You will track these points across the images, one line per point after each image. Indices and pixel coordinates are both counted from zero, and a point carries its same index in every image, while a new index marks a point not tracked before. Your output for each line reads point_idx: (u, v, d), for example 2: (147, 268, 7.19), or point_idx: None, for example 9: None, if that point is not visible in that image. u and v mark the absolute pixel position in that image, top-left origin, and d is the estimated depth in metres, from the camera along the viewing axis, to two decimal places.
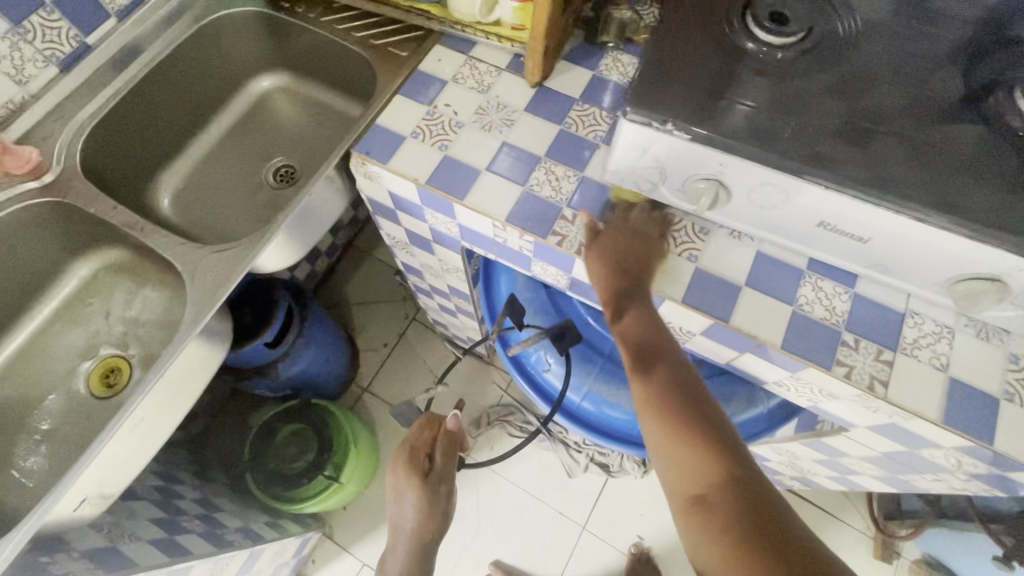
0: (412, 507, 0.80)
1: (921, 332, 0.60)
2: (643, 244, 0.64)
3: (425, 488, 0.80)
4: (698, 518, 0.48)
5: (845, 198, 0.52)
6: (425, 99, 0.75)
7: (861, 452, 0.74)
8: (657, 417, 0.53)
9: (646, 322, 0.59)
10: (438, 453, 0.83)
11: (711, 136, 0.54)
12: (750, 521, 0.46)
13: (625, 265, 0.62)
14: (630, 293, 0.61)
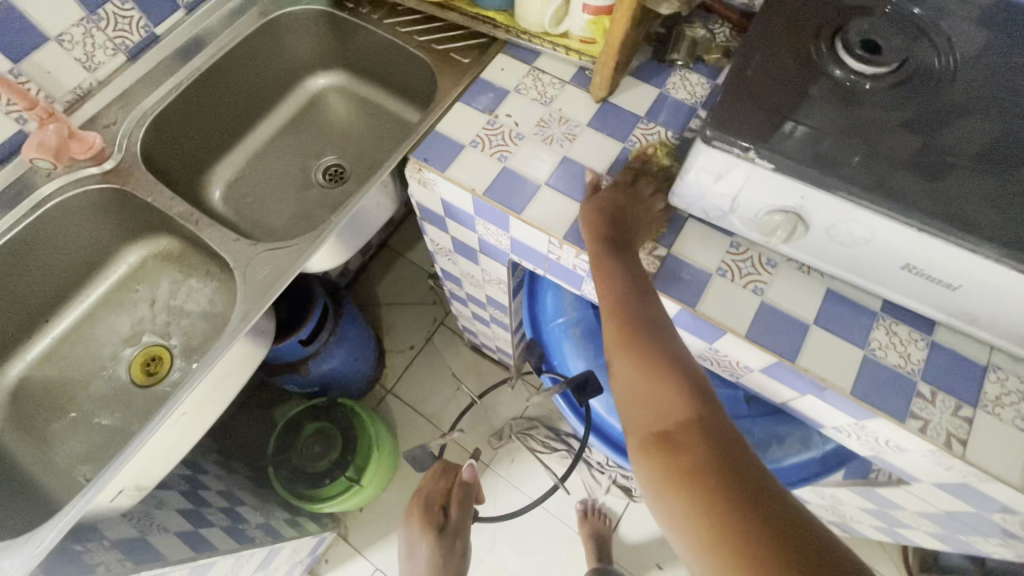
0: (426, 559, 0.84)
1: (1005, 389, 0.56)
2: (636, 204, 0.63)
3: (438, 540, 0.85)
4: (660, 457, 0.44)
5: (939, 243, 0.49)
6: (486, 108, 0.73)
7: (920, 508, 0.70)
8: (627, 355, 0.50)
9: (628, 269, 0.56)
10: (453, 503, 0.88)
11: (796, 167, 0.51)
12: (716, 462, 0.41)
13: (615, 218, 0.61)
14: (616, 242, 0.59)
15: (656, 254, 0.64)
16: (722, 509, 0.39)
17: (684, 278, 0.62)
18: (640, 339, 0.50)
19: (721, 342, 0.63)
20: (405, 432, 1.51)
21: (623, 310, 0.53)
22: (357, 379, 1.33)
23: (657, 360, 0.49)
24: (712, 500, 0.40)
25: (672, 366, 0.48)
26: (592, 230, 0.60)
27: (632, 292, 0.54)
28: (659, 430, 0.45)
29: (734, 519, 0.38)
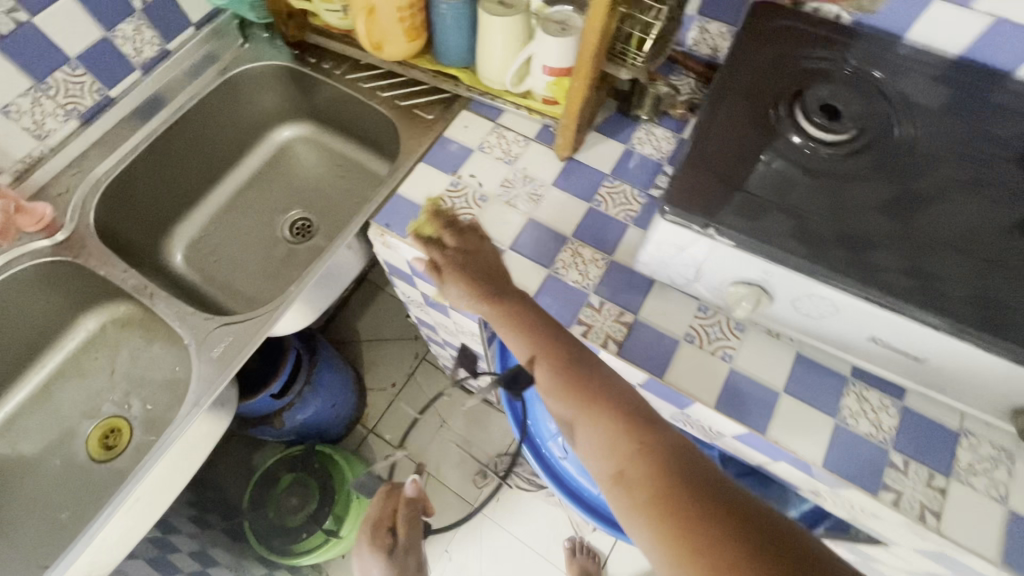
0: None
1: (977, 455, 0.55)
2: (484, 257, 0.61)
3: (391, 562, 0.82)
4: (626, 497, 0.44)
5: (903, 319, 0.48)
6: (450, 169, 0.72)
7: (900, 566, 0.69)
8: (566, 401, 0.51)
9: (530, 310, 0.57)
10: (404, 523, 0.85)
11: (756, 243, 0.50)
12: (669, 474, 0.43)
13: (490, 278, 0.59)
14: (508, 288, 0.58)
15: (623, 321, 0.62)
16: (689, 520, 0.40)
17: (650, 344, 0.61)
18: (569, 380, 0.51)
19: (691, 410, 0.61)
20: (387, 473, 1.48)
21: (544, 359, 0.53)
22: (335, 423, 1.31)
23: (590, 398, 0.50)
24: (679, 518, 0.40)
25: (607, 394, 0.50)
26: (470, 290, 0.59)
27: (545, 334, 0.55)
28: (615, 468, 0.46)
29: (701, 526, 0.39)
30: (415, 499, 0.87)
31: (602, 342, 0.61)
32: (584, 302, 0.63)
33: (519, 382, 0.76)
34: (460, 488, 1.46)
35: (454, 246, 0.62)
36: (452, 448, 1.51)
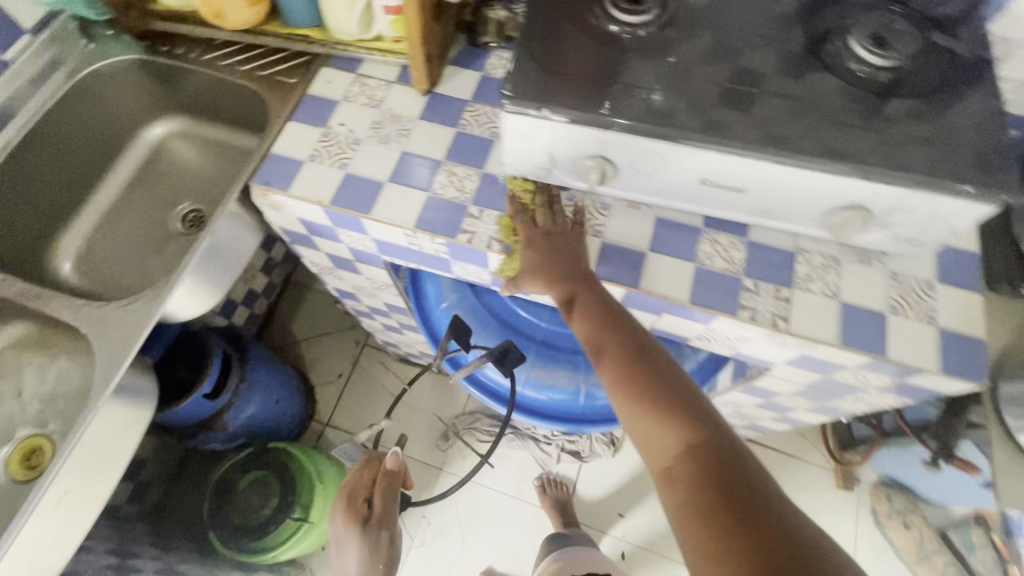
0: (354, 552, 0.94)
1: (811, 266, 0.65)
2: (569, 248, 0.63)
3: (364, 534, 0.95)
4: (668, 492, 0.47)
5: (716, 154, 0.56)
6: (319, 122, 0.75)
7: (788, 388, 0.79)
8: (630, 392, 0.52)
9: (604, 305, 0.58)
10: (377, 498, 0.95)
11: (583, 116, 0.57)
12: (723, 484, 0.44)
13: (565, 269, 0.61)
14: (585, 281, 0.60)
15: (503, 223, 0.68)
16: (715, 530, 0.42)
17: None
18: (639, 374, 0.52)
19: None
20: None
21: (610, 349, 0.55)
22: (283, 420, 1.31)
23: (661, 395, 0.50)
24: (720, 525, 0.42)
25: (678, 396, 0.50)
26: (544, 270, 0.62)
27: (618, 330, 0.56)
28: (669, 463, 0.48)
29: (739, 536, 0.41)
30: (392, 474, 0.96)
31: (487, 244, 0.67)
32: (465, 214, 0.69)
33: (508, 357, 0.72)
34: (425, 456, 1.50)
35: (543, 225, 0.65)
36: (410, 421, 1.54)
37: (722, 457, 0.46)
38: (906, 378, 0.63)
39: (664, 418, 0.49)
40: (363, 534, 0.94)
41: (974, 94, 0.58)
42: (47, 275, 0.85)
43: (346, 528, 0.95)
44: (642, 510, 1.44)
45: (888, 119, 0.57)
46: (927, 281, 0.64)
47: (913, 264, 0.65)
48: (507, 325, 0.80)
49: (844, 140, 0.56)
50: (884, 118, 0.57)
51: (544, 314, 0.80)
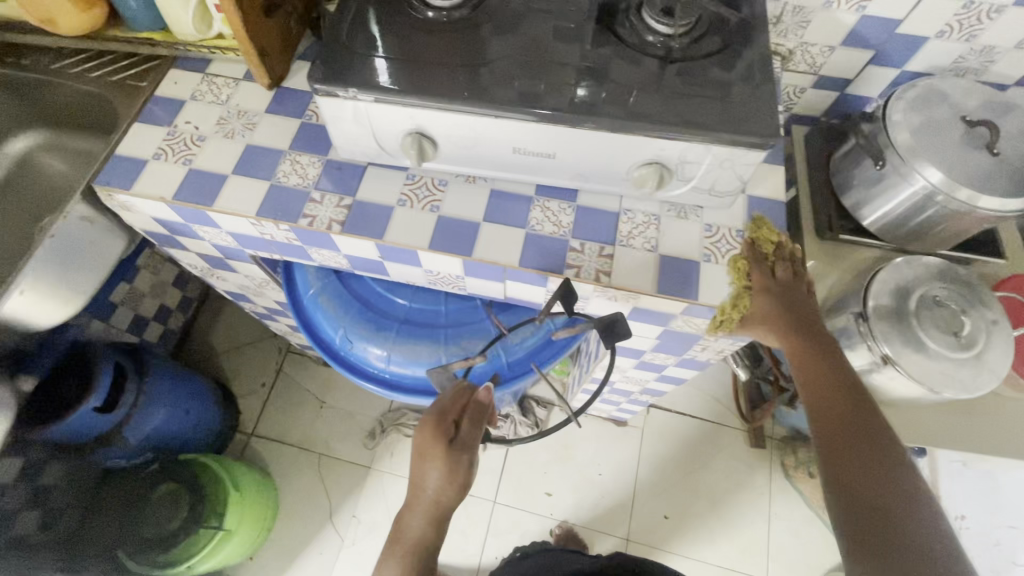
0: (438, 480, 0.66)
1: (634, 224, 0.70)
2: (806, 306, 0.65)
3: (450, 459, 0.66)
4: (863, 545, 0.51)
5: (517, 122, 0.61)
6: (165, 121, 0.76)
7: (645, 344, 0.84)
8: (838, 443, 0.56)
9: (835, 366, 0.60)
10: (473, 427, 0.69)
11: (387, 94, 0.60)
12: (891, 547, 0.49)
13: (799, 321, 0.63)
14: (807, 337, 0.62)
15: (343, 205, 0.71)
16: None
17: (370, 216, 0.70)
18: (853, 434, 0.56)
19: (424, 262, 0.72)
20: (279, 468, 1.48)
21: (829, 406, 0.58)
22: (196, 431, 1.30)
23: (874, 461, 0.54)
24: None
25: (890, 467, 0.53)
26: (769, 315, 0.64)
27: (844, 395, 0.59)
28: (874, 513, 0.51)
29: None
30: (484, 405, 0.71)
31: (327, 225, 0.69)
32: (307, 199, 0.71)
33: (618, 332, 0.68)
34: (354, 456, 1.50)
35: (781, 277, 0.66)
36: (338, 423, 1.54)
37: (911, 531, 0.50)
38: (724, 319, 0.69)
39: (870, 481, 0.53)
40: (453, 460, 0.66)
41: (752, 54, 0.65)
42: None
43: (429, 450, 0.66)
44: (570, 487, 1.48)
45: (681, 79, 0.63)
46: (737, 230, 0.70)
47: (727, 216, 0.71)
48: (370, 306, 0.82)
49: (632, 101, 0.61)
50: (673, 81, 0.63)
51: (406, 293, 0.83)
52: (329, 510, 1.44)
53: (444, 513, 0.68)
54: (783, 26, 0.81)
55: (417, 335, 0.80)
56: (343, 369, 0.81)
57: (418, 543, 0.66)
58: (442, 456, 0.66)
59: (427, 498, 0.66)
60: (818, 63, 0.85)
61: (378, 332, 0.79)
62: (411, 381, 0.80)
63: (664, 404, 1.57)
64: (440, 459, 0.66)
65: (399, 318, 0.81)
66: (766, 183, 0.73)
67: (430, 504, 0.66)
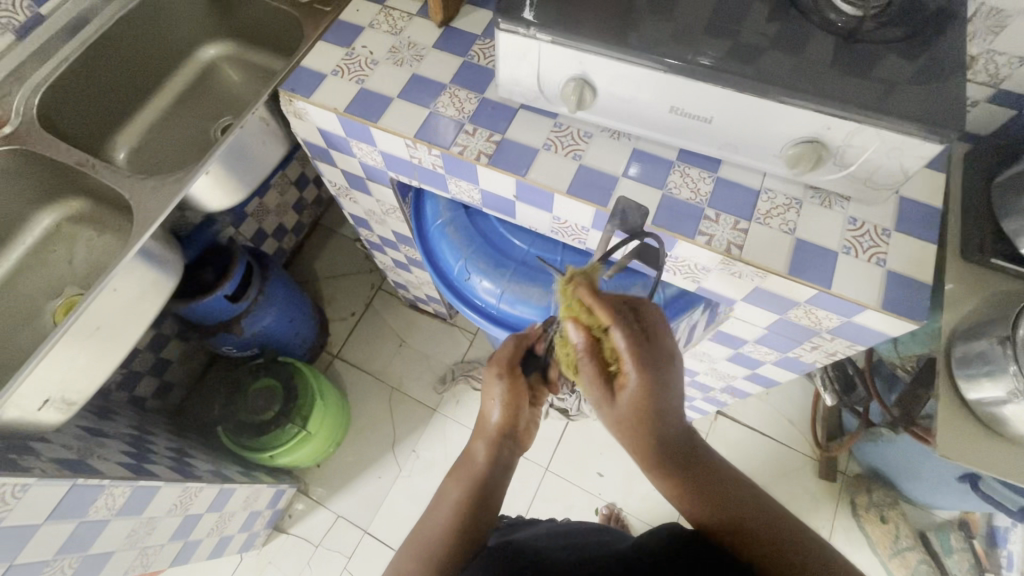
0: (499, 407, 0.69)
1: (774, 204, 0.70)
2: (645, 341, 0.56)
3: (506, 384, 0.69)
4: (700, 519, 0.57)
5: (685, 81, 0.62)
6: (345, 43, 0.84)
7: (751, 332, 0.83)
8: (672, 485, 0.58)
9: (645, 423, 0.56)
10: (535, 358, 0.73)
11: (565, 38, 0.63)
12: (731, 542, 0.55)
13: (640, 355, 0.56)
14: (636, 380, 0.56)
15: (492, 140, 0.75)
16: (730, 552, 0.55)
17: (515, 154, 0.74)
18: (689, 489, 0.57)
19: (556, 207, 0.75)
20: (354, 392, 1.59)
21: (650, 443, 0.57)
22: (294, 339, 1.43)
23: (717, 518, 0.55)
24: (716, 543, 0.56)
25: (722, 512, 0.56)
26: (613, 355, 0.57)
27: (674, 446, 0.58)
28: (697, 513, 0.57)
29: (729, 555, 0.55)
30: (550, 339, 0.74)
31: (476, 156, 0.74)
32: (460, 129, 0.76)
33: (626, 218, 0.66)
34: (422, 397, 1.59)
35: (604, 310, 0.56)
36: (413, 363, 1.63)
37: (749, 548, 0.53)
38: (851, 316, 0.67)
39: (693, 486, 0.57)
40: (514, 385, 0.70)
41: (937, 51, 0.63)
42: (104, 158, 1.01)
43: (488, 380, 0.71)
44: (621, 471, 1.48)
45: (858, 63, 0.62)
46: (884, 228, 0.68)
47: (875, 212, 0.69)
48: (491, 244, 0.87)
49: (806, 76, 0.60)
50: (850, 64, 0.62)
51: (524, 238, 0.88)
52: (393, 440, 1.54)
53: (508, 442, 0.69)
54: (972, 29, 0.75)
55: (529, 276, 0.84)
56: (454, 299, 0.87)
57: (481, 466, 0.66)
58: (499, 377, 0.69)
59: (491, 425, 0.69)
60: (1000, 76, 0.78)
61: (495, 266, 0.85)
62: (518, 320, 0.85)
63: (736, 417, 1.49)
64: (499, 381, 0.69)
65: (513, 259, 0.86)
66: (922, 187, 0.70)
67: (493, 430, 0.69)
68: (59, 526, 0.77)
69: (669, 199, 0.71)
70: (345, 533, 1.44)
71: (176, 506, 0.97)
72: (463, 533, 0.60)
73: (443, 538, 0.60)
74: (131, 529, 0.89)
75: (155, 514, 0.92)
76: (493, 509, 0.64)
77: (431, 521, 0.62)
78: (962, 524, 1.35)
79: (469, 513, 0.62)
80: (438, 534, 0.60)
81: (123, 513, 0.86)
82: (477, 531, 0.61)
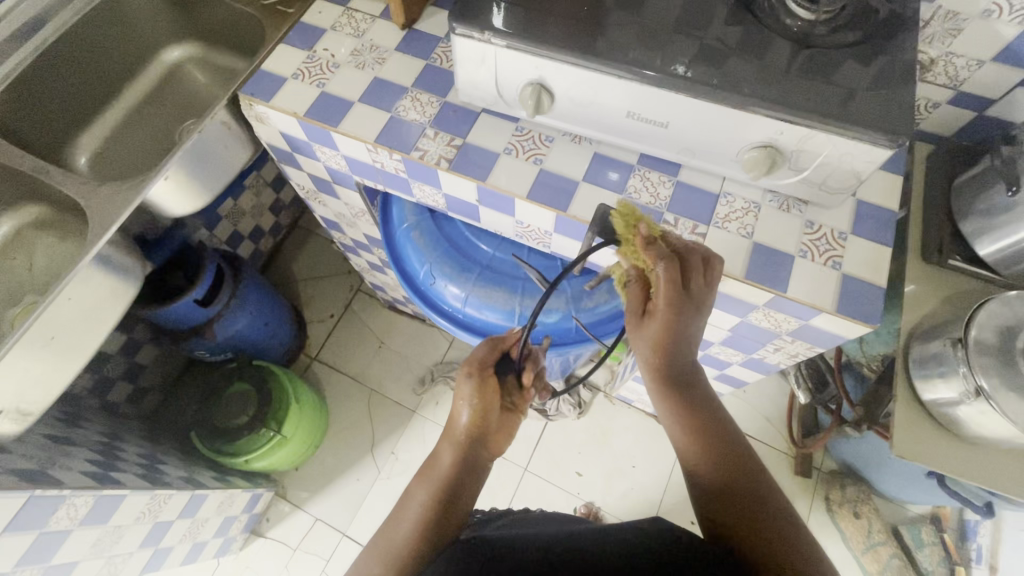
0: (468, 407, 0.64)
1: (732, 208, 0.70)
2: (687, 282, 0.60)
3: (478, 384, 0.65)
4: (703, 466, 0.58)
5: (639, 87, 0.61)
6: (306, 46, 0.83)
7: (716, 334, 0.84)
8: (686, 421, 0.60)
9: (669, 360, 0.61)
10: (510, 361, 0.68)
11: (520, 43, 0.62)
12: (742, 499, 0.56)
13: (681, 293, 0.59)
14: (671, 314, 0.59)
15: (453, 145, 0.75)
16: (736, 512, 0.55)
17: (475, 159, 0.74)
18: (698, 427, 0.60)
19: (518, 212, 0.75)
20: (333, 394, 1.59)
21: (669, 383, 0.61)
22: (269, 342, 1.42)
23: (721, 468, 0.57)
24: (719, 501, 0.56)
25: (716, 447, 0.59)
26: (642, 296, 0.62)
27: (681, 378, 0.61)
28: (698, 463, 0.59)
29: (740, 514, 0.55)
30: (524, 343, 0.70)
31: (436, 161, 0.74)
32: (421, 134, 0.76)
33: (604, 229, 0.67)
34: (402, 398, 1.58)
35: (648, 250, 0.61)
36: (392, 364, 1.62)
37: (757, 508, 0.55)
38: (807, 318, 0.68)
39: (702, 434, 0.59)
40: (484, 384, 0.65)
41: (890, 56, 0.63)
42: (65, 163, 1.00)
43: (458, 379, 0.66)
44: (599, 470, 1.49)
45: (812, 67, 0.62)
46: (840, 231, 0.68)
47: (832, 216, 0.69)
48: (457, 248, 0.87)
49: (759, 82, 0.60)
50: (802, 69, 0.62)
51: (490, 242, 0.87)
52: (371, 442, 1.53)
53: (479, 445, 0.64)
54: (929, 31, 0.75)
55: (494, 281, 0.84)
56: (420, 304, 0.86)
57: (448, 470, 0.62)
58: (468, 376, 0.65)
59: (461, 428, 0.64)
60: (959, 78, 0.78)
61: (461, 272, 0.85)
62: (485, 325, 0.85)
63: None
64: (468, 381, 0.65)
65: (481, 264, 0.86)
66: (878, 191, 0.71)
67: (462, 433, 0.64)
68: (18, 537, 0.76)
69: (630, 201, 0.71)
70: (324, 536, 1.43)
71: (144, 514, 0.96)
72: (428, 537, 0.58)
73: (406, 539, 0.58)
74: (95, 538, 0.88)
75: (122, 522, 0.92)
76: (459, 513, 0.61)
77: (395, 525, 0.60)
78: (933, 518, 1.37)
79: (432, 520, 0.59)
80: (402, 538, 0.58)
81: (86, 523, 0.85)
82: (442, 534, 0.59)
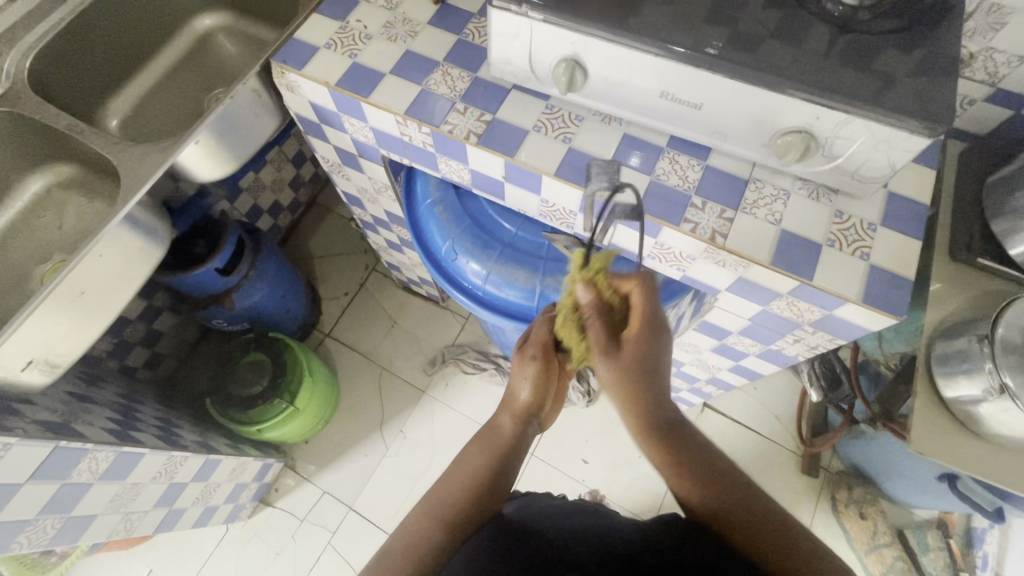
0: (529, 386, 0.70)
1: (761, 194, 0.69)
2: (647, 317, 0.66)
3: (540, 366, 0.70)
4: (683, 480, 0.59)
5: (676, 66, 0.61)
6: (339, 16, 0.83)
7: (736, 322, 0.83)
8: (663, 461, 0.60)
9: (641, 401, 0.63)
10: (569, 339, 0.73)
11: (558, 15, 0.62)
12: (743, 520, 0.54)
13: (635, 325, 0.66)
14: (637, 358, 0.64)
15: (483, 120, 0.75)
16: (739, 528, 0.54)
17: (504, 134, 0.74)
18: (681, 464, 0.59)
19: (545, 190, 0.75)
20: (344, 371, 1.60)
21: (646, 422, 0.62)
22: (286, 314, 1.43)
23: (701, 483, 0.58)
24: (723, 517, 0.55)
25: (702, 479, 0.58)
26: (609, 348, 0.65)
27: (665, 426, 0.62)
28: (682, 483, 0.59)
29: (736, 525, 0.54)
30: None
31: (466, 135, 0.74)
32: (452, 108, 0.76)
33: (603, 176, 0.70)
34: (412, 380, 1.59)
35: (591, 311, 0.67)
36: (404, 345, 1.63)
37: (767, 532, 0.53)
38: (832, 308, 0.67)
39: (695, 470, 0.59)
40: (547, 367, 0.70)
41: (931, 47, 0.62)
42: (97, 125, 1.01)
43: (521, 360, 0.71)
44: (605, 458, 1.50)
45: (851, 53, 0.62)
46: (870, 222, 0.68)
47: (862, 206, 0.69)
48: (479, 225, 0.87)
49: (798, 66, 0.60)
50: (841, 56, 0.61)
51: (513, 220, 0.88)
52: (380, 420, 1.55)
53: (534, 419, 0.70)
54: (971, 25, 0.73)
55: (515, 258, 0.84)
56: (440, 280, 0.87)
57: (507, 438, 0.67)
58: (534, 358, 0.70)
59: (521, 403, 0.69)
60: (998, 74, 0.77)
61: (483, 249, 0.85)
62: (505, 302, 0.85)
63: (722, 410, 1.50)
64: (533, 361, 0.70)
65: (502, 242, 0.86)
66: (910, 183, 0.70)
67: (522, 407, 0.69)
68: (41, 487, 0.78)
69: (659, 182, 0.71)
70: (330, 508, 1.46)
71: (160, 473, 0.98)
72: (478, 500, 0.60)
73: (457, 501, 0.59)
74: (114, 493, 0.90)
75: (140, 480, 0.94)
76: (507, 484, 0.63)
77: (446, 483, 0.62)
78: (940, 523, 1.37)
79: (485, 483, 0.61)
80: (453, 498, 0.60)
81: (106, 478, 0.86)
82: (494, 501, 0.61)
